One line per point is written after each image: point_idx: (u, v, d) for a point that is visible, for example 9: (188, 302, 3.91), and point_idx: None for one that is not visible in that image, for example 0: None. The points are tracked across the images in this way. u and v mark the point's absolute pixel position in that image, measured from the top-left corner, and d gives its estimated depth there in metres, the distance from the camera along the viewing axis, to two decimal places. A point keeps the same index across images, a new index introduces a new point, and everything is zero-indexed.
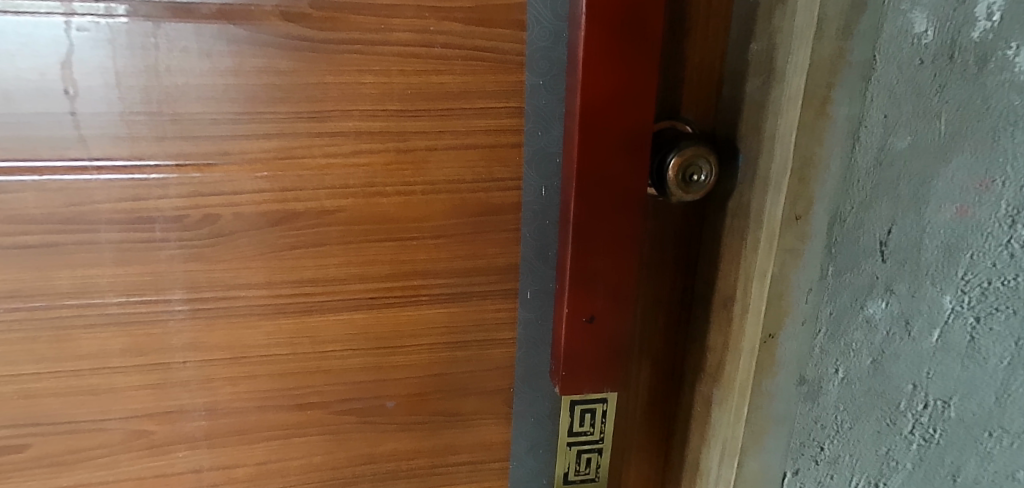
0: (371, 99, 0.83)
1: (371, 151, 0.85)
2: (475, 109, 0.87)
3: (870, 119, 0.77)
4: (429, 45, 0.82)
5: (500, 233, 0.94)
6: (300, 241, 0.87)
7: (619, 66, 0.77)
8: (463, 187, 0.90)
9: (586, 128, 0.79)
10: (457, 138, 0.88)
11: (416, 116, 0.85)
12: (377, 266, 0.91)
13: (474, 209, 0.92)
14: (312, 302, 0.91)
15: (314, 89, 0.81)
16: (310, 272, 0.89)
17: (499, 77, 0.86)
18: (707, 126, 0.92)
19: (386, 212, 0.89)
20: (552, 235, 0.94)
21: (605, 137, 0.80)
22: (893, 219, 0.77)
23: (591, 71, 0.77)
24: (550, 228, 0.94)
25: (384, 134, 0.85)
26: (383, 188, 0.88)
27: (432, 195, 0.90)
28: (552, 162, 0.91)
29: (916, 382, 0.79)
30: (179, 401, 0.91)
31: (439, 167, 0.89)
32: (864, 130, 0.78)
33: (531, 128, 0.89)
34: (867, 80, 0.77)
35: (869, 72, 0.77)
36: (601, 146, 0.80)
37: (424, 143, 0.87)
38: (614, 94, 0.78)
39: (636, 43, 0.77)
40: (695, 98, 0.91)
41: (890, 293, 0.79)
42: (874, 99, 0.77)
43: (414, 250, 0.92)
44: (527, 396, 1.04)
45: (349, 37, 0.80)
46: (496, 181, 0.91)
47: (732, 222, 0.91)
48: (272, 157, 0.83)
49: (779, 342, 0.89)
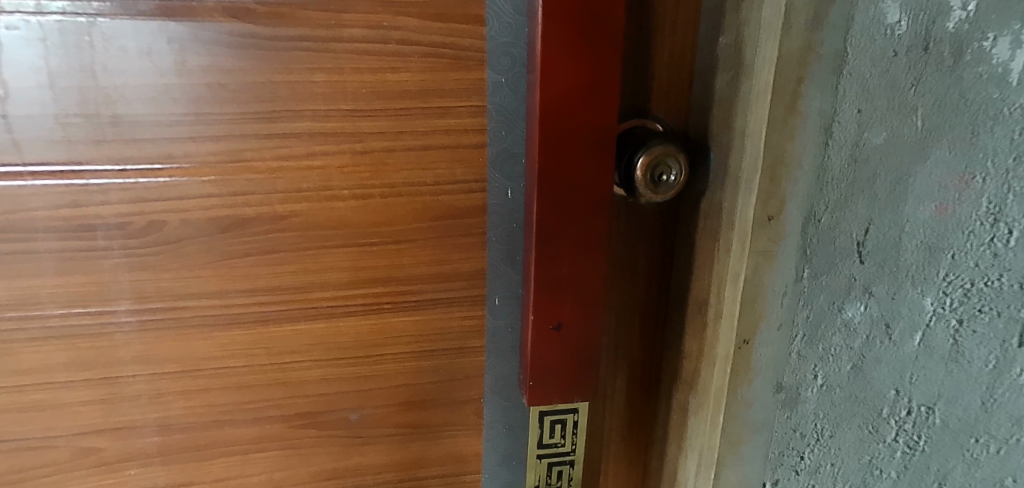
0: (323, 99, 0.80)
1: (326, 153, 0.82)
2: (435, 108, 0.83)
3: (843, 115, 0.74)
4: (384, 41, 0.79)
5: (465, 237, 0.90)
6: (253, 248, 0.84)
7: (581, 62, 0.74)
8: (424, 190, 0.87)
9: (547, 127, 0.76)
10: (416, 139, 0.84)
11: (373, 116, 0.82)
12: (336, 273, 0.88)
13: (437, 213, 0.88)
14: (268, 311, 0.87)
15: (262, 88, 0.78)
16: (264, 280, 0.85)
17: (459, 74, 0.82)
18: (678, 124, 0.88)
19: (344, 217, 0.85)
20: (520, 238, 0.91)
21: (567, 136, 0.76)
22: (870, 217, 0.73)
23: (550, 68, 0.74)
24: (518, 232, 0.90)
25: (339, 135, 0.82)
26: (340, 192, 0.84)
27: (392, 198, 0.86)
28: (518, 163, 0.87)
29: (898, 387, 0.74)
30: (129, 416, 0.87)
31: (398, 170, 0.85)
32: (837, 126, 0.75)
33: (495, 128, 0.85)
34: (837, 74, 0.74)
35: (840, 65, 0.73)
36: (564, 146, 0.77)
37: (381, 144, 0.83)
38: (576, 91, 0.75)
39: (598, 39, 0.73)
40: (666, 96, 0.87)
41: (869, 295, 0.75)
42: (846, 93, 0.73)
43: (375, 256, 0.88)
44: (498, 407, 1.00)
45: (298, 33, 0.77)
46: (459, 183, 0.87)
47: (705, 224, 0.87)
48: (220, 160, 0.79)
49: (755, 348, 0.85)
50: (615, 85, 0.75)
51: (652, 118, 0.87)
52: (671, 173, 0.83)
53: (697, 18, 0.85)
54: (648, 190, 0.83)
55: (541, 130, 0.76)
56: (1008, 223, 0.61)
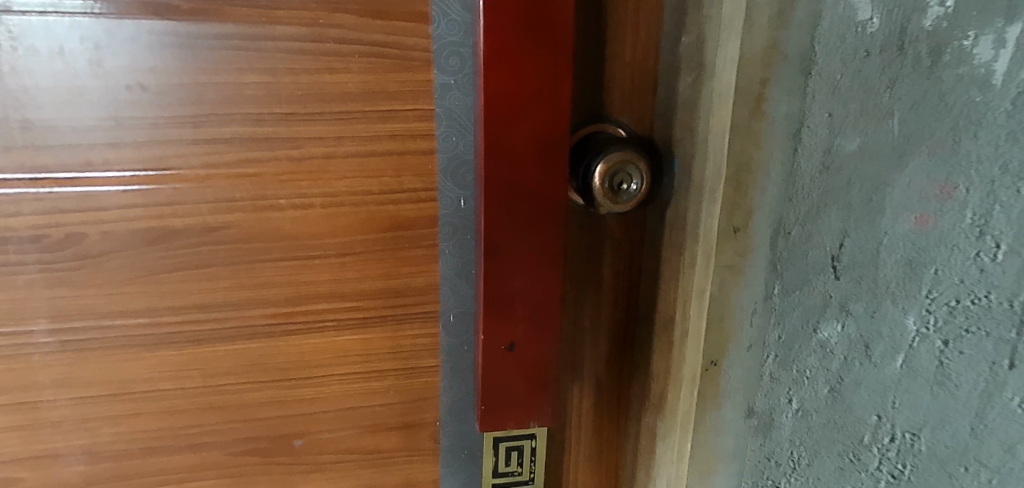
0: (256, 102, 0.74)
1: (260, 159, 0.76)
2: (378, 112, 0.77)
3: (813, 118, 0.67)
4: (319, 40, 0.74)
5: (415, 250, 0.84)
6: (183, 262, 0.78)
7: (527, 63, 0.69)
8: (370, 199, 0.81)
9: (491, 132, 0.70)
10: (358, 144, 0.78)
11: (311, 120, 0.76)
12: (274, 288, 0.82)
13: (384, 223, 0.82)
14: (202, 329, 0.81)
15: (187, 90, 0.72)
16: (196, 296, 0.80)
17: (404, 75, 0.77)
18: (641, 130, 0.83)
19: (282, 228, 0.79)
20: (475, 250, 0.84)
21: (514, 141, 0.71)
22: (845, 229, 0.66)
23: (495, 69, 0.69)
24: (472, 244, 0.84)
25: (273, 140, 0.76)
26: (276, 201, 0.78)
27: (334, 208, 0.80)
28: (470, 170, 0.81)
29: (880, 412, 0.65)
30: (52, 444, 0.81)
31: (340, 178, 0.79)
32: (807, 130, 0.68)
33: (444, 133, 0.79)
34: (805, 75, 0.67)
35: (809, 65, 0.67)
36: (513, 152, 0.71)
37: (320, 150, 0.77)
38: (525, 94, 0.70)
39: (545, 39, 0.69)
40: (629, 99, 0.81)
41: (846, 313, 0.68)
42: (816, 95, 0.67)
43: (317, 270, 0.82)
44: (455, 431, 0.93)
45: (224, 31, 0.71)
46: (408, 192, 0.81)
47: (670, 235, 0.82)
48: (143, 168, 0.74)
49: (723, 369, 0.80)
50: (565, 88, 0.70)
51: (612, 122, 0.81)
52: (631, 181, 0.77)
53: (660, 17, 0.79)
54: (608, 198, 0.77)
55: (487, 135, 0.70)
56: (995, 236, 0.54)
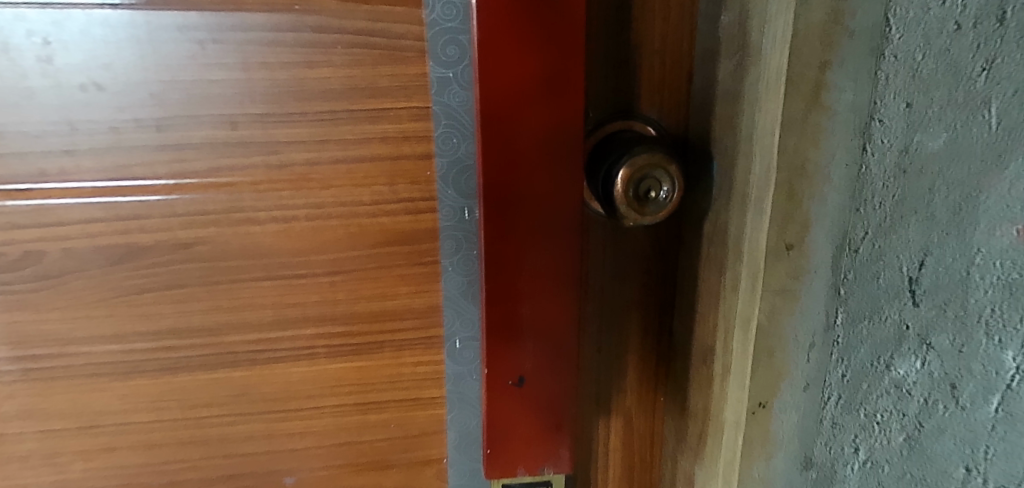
0: (227, 101, 0.65)
1: (233, 167, 0.67)
2: (367, 111, 0.68)
3: (887, 109, 0.55)
4: (296, 31, 0.64)
5: (414, 267, 0.74)
6: (153, 282, 0.70)
7: (529, 47, 0.59)
8: (360, 211, 0.71)
9: (489, 129, 0.61)
10: (345, 148, 0.68)
11: (290, 121, 0.67)
12: (255, 311, 0.72)
13: (377, 237, 0.72)
14: (177, 357, 0.73)
15: (148, 90, 0.63)
16: (169, 320, 0.71)
17: (393, 68, 0.67)
18: (673, 127, 0.70)
19: (261, 244, 0.70)
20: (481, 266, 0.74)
21: (517, 140, 0.61)
22: (926, 245, 0.54)
23: (492, 61, 0.59)
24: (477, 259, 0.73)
25: (247, 144, 0.67)
26: (254, 213, 0.69)
27: (320, 221, 0.70)
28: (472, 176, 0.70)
29: (970, 466, 0.54)
30: (21, 480, 0.75)
31: (325, 186, 0.69)
32: (877, 124, 0.56)
33: (442, 134, 0.69)
34: (876, 55, 0.55)
35: (881, 43, 0.54)
36: (516, 156, 0.61)
37: (301, 155, 0.68)
38: (528, 91, 0.60)
39: (549, 18, 0.59)
40: (658, 91, 0.69)
41: (928, 348, 0.55)
42: (891, 80, 0.54)
43: (303, 290, 0.73)
44: (464, 469, 0.82)
45: (186, 21, 0.63)
46: (403, 202, 0.71)
47: (709, 251, 0.68)
48: (103, 178, 0.66)
49: (774, 413, 0.66)
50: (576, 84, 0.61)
51: (638, 119, 0.69)
52: (659, 187, 0.65)
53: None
54: (634, 208, 0.65)
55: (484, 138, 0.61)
56: None
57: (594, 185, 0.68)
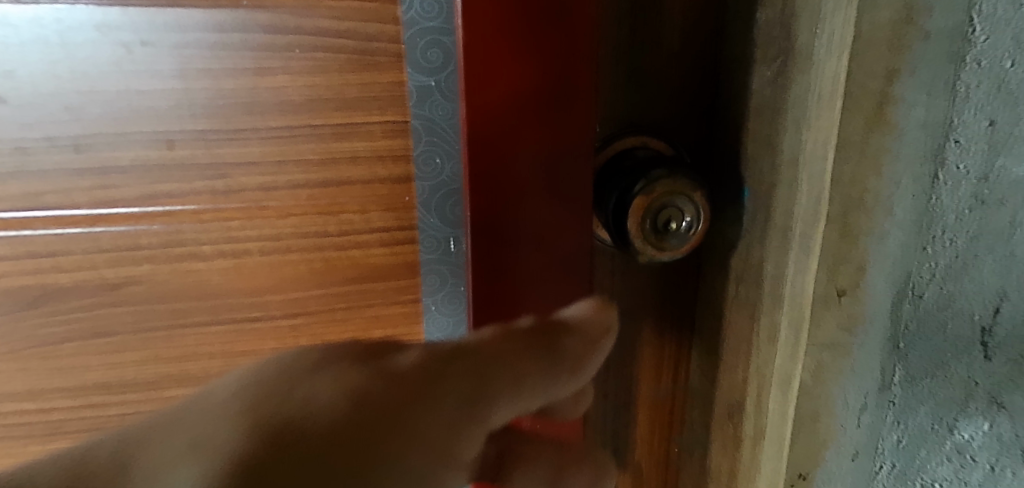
0: (162, 116, 0.54)
1: (171, 194, 0.56)
2: (333, 126, 0.57)
3: (965, 126, 0.45)
4: (243, 32, 0.53)
5: (391, 307, 0.63)
6: (76, 331, 0.59)
7: (526, 60, 0.48)
8: (326, 243, 0.60)
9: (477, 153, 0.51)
10: (308, 170, 0.58)
11: (240, 139, 0.56)
12: (202, 361, 0.62)
13: (347, 273, 0.61)
14: (111, 414, 0.62)
15: (62, 104, 0.52)
16: (97, 373, 0.61)
17: (363, 76, 0.56)
18: (693, 142, 0.60)
19: (207, 283, 0.59)
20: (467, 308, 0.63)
21: (509, 168, 0.51)
22: (1004, 290, 0.46)
23: (477, 72, 0.49)
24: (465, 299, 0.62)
25: (187, 167, 0.55)
26: (198, 247, 0.58)
27: (278, 256, 0.59)
28: (457, 203, 0.59)
29: None
30: None
31: (284, 215, 0.58)
32: (952, 146, 0.46)
33: (423, 152, 0.58)
34: (956, 63, 0.44)
35: (961, 47, 0.44)
36: (507, 186, 0.51)
37: (253, 178, 0.57)
38: (521, 108, 0.50)
39: (553, 26, 0.48)
40: (679, 101, 0.59)
41: (998, 407, 0.49)
42: (969, 90, 0.45)
43: (259, 336, 0.61)
44: None
45: (105, 19, 0.51)
46: (377, 232, 0.60)
47: (737, 292, 0.58)
48: (10, 208, 0.55)
49: (818, 482, 0.58)
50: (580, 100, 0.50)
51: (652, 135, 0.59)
52: (679, 215, 0.55)
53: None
54: (651, 240, 0.55)
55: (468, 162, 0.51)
56: None
57: (603, 214, 0.57)
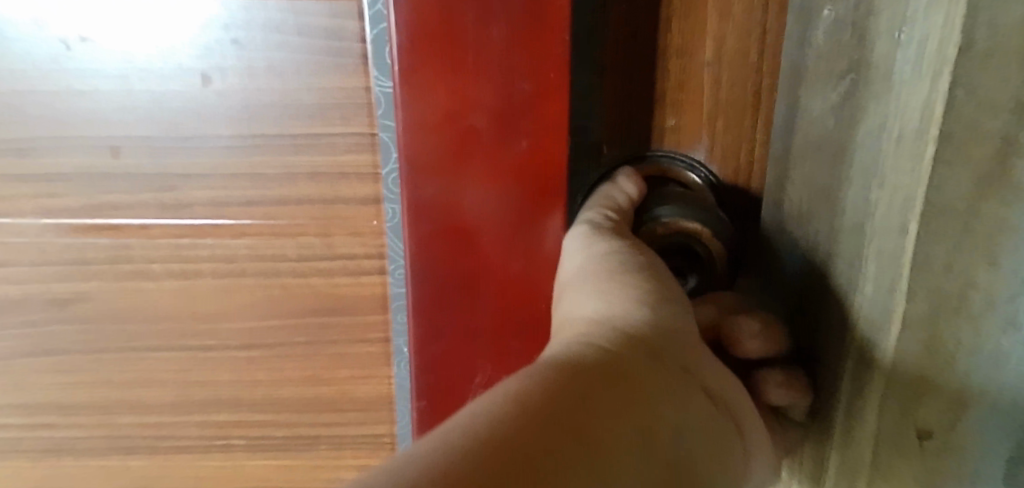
0: (210, 138, 0.48)
1: (118, 205, 0.50)
2: (291, 141, 0.48)
3: None
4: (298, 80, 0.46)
5: (356, 345, 0.53)
6: (24, 346, 0.55)
7: (477, 72, 0.39)
8: (285, 270, 0.51)
9: (420, 150, 0.41)
10: (261, 186, 0.49)
11: (191, 151, 0.48)
12: (156, 390, 0.56)
13: (311, 306, 0.52)
14: (45, 398, 0.56)
15: (172, 64, 0.46)
16: (47, 393, 0.57)
17: (325, 81, 0.46)
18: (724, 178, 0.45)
19: (158, 305, 0.53)
20: None
21: (437, 150, 0.41)
22: None
23: (427, 80, 0.39)
24: None
25: (153, 175, 0.49)
26: (147, 266, 0.52)
27: (228, 280, 0.52)
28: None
29: None
30: None
31: (236, 236, 0.50)
32: None
33: (387, 173, 0.46)
34: None
35: None
36: (475, 159, 0.41)
37: (246, 234, 0.50)
38: (471, 97, 0.39)
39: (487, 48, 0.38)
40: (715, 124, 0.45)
41: None
42: None
43: (212, 368, 0.54)
44: None
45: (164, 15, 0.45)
46: (340, 259, 0.51)
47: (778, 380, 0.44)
48: None
49: None
50: (531, 72, 0.38)
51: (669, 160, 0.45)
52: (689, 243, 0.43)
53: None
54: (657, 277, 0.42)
55: (411, 212, 0.42)
56: None
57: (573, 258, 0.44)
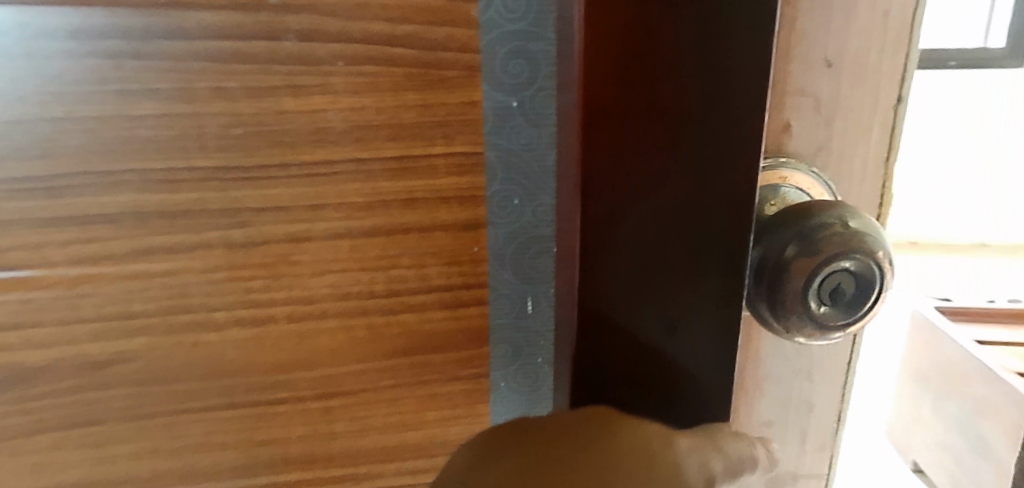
0: (288, 167, 0.42)
1: (176, 248, 0.43)
2: (383, 166, 0.42)
3: None
4: (393, 98, 0.41)
5: (449, 383, 0.49)
6: (47, 423, 0.46)
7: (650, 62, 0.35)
8: (372, 308, 0.46)
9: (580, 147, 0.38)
10: (346, 217, 0.44)
11: (266, 182, 0.42)
12: (213, 454, 0.49)
13: (399, 344, 0.47)
14: (76, 478, 0.48)
15: (247, 84, 0.40)
16: (74, 473, 0.48)
17: (427, 98, 0.41)
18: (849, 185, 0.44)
19: (221, 357, 0.46)
20: (545, 382, 0.50)
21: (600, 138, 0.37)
22: None
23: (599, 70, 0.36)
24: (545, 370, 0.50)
25: (222, 211, 0.43)
26: (211, 314, 0.45)
27: (308, 322, 0.46)
28: (546, 256, 0.47)
29: None
30: None
31: (317, 273, 0.45)
32: None
33: (492, 189, 0.44)
34: None
35: None
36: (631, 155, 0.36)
37: (328, 271, 0.45)
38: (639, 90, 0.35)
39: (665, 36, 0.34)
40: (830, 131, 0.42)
41: None
42: None
43: (282, 423, 0.49)
44: None
45: (242, 27, 0.39)
46: (435, 292, 0.46)
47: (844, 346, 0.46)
48: None
49: None
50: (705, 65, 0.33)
51: (793, 168, 0.42)
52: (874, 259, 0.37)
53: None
54: (818, 314, 0.38)
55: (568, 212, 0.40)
56: None
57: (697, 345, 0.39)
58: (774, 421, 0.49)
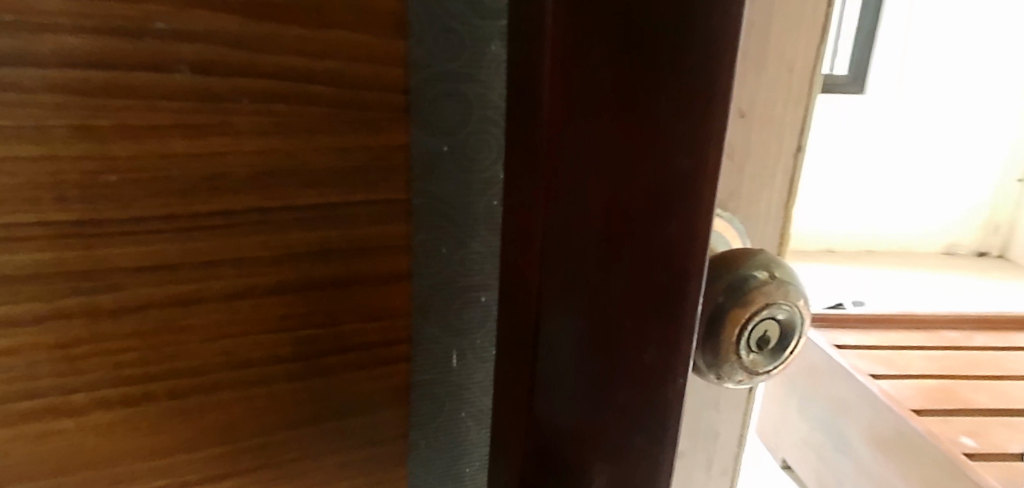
0: (177, 220, 0.35)
1: (20, 322, 0.34)
2: (296, 216, 0.38)
3: None
4: (311, 140, 0.36)
5: (362, 447, 0.44)
6: None
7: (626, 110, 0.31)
8: (278, 375, 0.40)
9: None
10: (250, 276, 0.38)
11: (147, 237, 0.35)
12: None
13: (307, 412, 0.42)
14: None
15: (124, 121, 0.33)
16: None
17: (348, 141, 0.37)
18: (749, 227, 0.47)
19: (80, 447, 0.38)
20: (468, 433, 0.49)
21: None
22: None
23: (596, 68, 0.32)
24: (470, 422, 0.49)
25: (85, 274, 0.35)
26: (67, 398, 0.36)
27: (198, 397, 0.39)
28: (471, 302, 0.46)
29: None
30: None
31: (211, 341, 0.38)
32: None
33: (421, 238, 0.43)
34: None
35: None
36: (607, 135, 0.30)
37: (226, 337, 0.38)
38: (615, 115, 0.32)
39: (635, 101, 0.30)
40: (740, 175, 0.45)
41: None
42: None
43: None
44: None
45: (121, 55, 0.32)
46: (352, 352, 0.42)
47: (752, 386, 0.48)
48: None
49: None
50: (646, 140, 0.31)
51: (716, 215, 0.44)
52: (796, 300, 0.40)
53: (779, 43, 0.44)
54: (746, 360, 0.40)
55: None
56: None
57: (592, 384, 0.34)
58: (684, 452, 0.51)
